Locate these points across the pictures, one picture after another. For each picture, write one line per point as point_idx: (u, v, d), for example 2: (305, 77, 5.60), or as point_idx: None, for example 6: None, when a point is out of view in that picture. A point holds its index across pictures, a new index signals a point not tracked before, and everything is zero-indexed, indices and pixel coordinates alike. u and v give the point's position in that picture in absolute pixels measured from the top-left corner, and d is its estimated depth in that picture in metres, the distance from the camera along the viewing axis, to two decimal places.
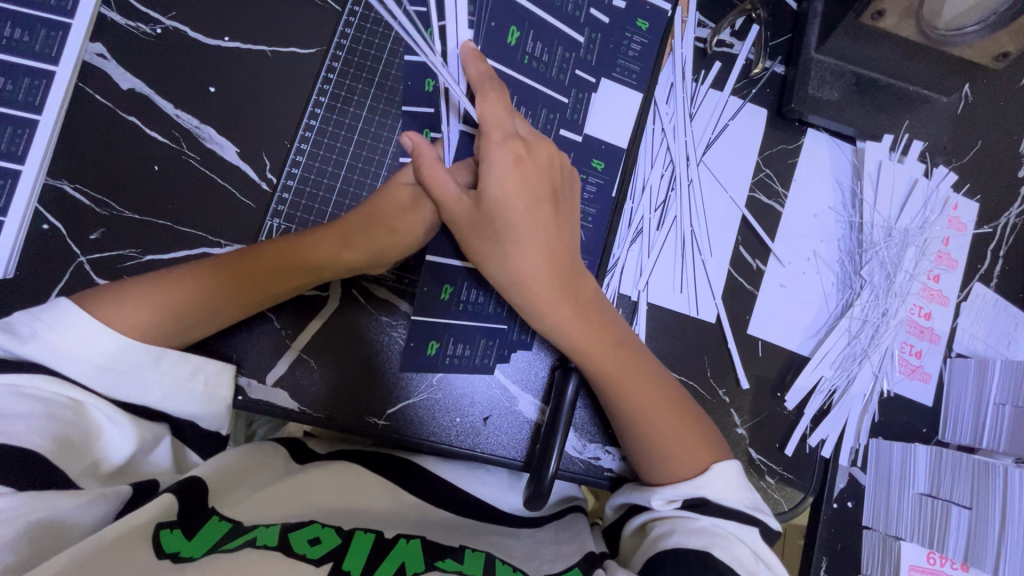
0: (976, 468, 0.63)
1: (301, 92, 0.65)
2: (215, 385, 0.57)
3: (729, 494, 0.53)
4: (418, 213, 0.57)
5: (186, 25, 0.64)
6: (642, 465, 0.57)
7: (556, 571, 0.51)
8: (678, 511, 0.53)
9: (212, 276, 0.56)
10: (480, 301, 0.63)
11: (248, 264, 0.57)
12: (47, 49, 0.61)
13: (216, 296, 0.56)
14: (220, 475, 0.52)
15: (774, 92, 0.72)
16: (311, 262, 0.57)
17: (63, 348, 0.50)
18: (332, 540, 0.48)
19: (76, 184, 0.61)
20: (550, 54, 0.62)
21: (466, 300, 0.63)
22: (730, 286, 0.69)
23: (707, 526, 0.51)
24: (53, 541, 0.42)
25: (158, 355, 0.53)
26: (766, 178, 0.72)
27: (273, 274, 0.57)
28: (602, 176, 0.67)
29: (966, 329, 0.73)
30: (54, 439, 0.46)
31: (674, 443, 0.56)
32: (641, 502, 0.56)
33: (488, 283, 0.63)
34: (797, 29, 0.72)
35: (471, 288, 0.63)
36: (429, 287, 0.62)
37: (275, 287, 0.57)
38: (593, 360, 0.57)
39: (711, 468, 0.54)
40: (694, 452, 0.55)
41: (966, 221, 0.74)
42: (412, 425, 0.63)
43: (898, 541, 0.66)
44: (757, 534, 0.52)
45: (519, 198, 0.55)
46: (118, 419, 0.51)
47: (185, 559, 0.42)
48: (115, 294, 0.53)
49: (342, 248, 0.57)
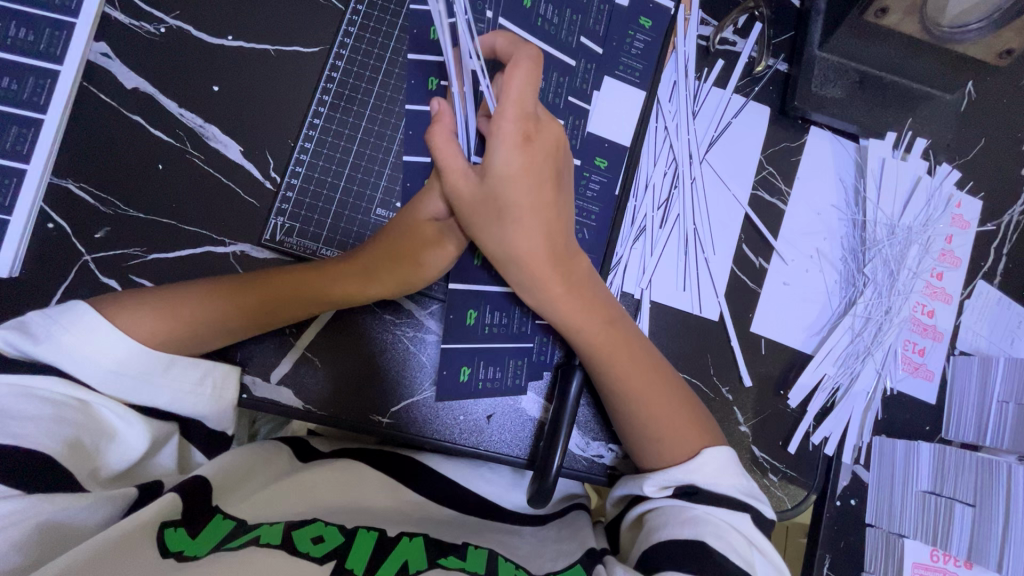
0: (979, 466, 0.63)
1: (304, 91, 0.65)
2: (222, 389, 0.57)
3: (722, 480, 0.53)
4: (448, 249, 0.57)
5: (190, 24, 0.64)
6: (635, 449, 0.59)
7: (558, 569, 0.51)
8: (671, 499, 0.53)
9: (226, 296, 0.56)
10: (503, 323, 0.63)
11: (269, 286, 0.57)
12: (52, 49, 0.61)
13: (234, 317, 0.56)
14: (224, 473, 0.52)
15: (778, 90, 0.72)
16: (333, 296, 0.57)
17: (75, 349, 0.50)
18: (334, 538, 0.48)
19: (81, 183, 0.61)
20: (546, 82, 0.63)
21: (490, 324, 0.63)
22: (733, 284, 0.70)
23: (700, 514, 0.51)
24: (60, 543, 0.42)
25: (170, 361, 0.54)
26: (769, 176, 0.72)
27: (296, 300, 0.57)
28: (605, 174, 0.67)
29: (970, 327, 0.73)
30: (65, 441, 0.46)
31: (660, 423, 0.57)
32: (636, 492, 0.56)
33: (512, 304, 0.63)
34: (801, 27, 0.72)
35: (495, 312, 0.63)
36: (455, 314, 0.62)
37: (295, 312, 0.58)
38: (590, 339, 0.58)
39: (700, 453, 0.54)
40: (684, 437, 0.56)
41: (969, 218, 0.74)
42: (415, 423, 0.63)
43: (901, 539, 0.66)
44: (747, 520, 0.52)
45: (522, 177, 0.53)
46: (129, 419, 0.51)
47: (190, 558, 0.42)
48: (134, 303, 0.54)
49: (368, 284, 0.57)
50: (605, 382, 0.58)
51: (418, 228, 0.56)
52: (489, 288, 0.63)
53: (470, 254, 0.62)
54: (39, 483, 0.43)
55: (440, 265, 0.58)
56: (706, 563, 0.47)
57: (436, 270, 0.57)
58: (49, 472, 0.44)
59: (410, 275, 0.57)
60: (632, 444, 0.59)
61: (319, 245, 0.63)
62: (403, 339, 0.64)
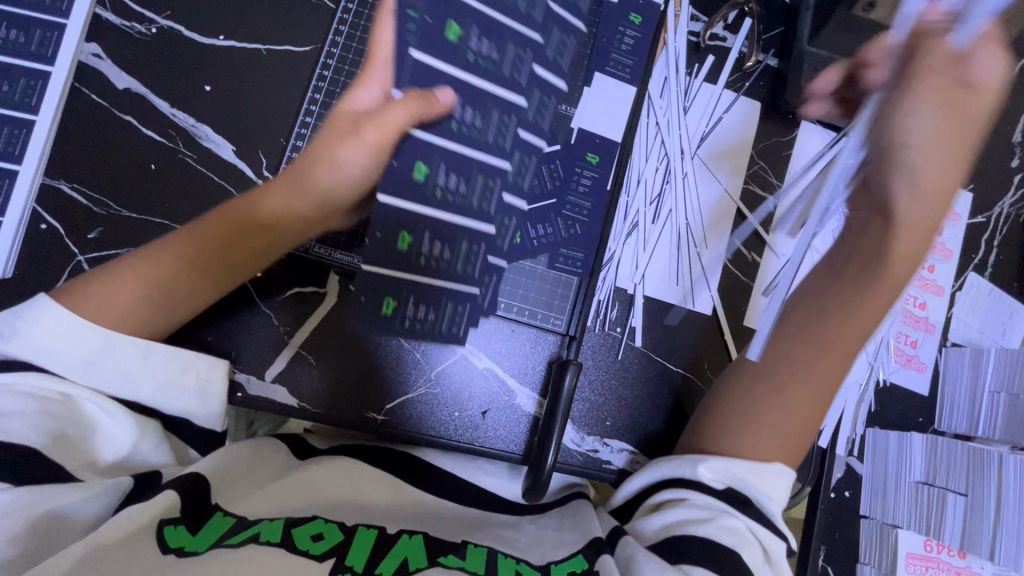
0: (971, 456, 0.63)
1: (296, 90, 0.65)
2: (208, 380, 0.54)
3: (772, 495, 0.52)
4: (366, 139, 0.54)
5: (181, 24, 0.64)
6: (728, 423, 0.55)
7: (560, 558, 0.50)
8: (720, 498, 0.51)
9: (169, 253, 0.53)
10: (429, 318, 0.54)
11: (206, 222, 0.55)
12: (42, 49, 0.61)
13: (195, 280, 0.54)
14: (221, 471, 0.51)
15: (767, 86, 0.73)
16: (262, 219, 0.56)
17: (48, 342, 0.48)
18: (334, 535, 0.47)
19: (73, 184, 0.61)
20: (499, 51, 0.52)
21: (411, 316, 0.53)
22: (727, 278, 0.70)
23: (744, 530, 0.50)
24: (52, 534, 0.41)
25: (146, 349, 0.51)
26: (760, 170, 0.72)
27: (250, 235, 0.55)
28: (597, 170, 0.68)
29: (961, 318, 0.74)
30: (50, 436, 0.45)
31: (796, 414, 0.54)
32: (685, 473, 0.53)
33: (439, 297, 0.54)
34: (790, 23, 0.73)
35: (419, 304, 0.53)
36: (368, 298, 0.53)
37: (240, 261, 0.56)
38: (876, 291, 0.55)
39: (773, 466, 0.52)
40: (787, 442, 0.54)
41: (960, 211, 0.74)
42: (412, 420, 0.64)
43: (895, 530, 0.66)
44: (779, 546, 0.51)
45: (950, 167, 0.53)
46: (114, 411, 0.49)
47: (191, 554, 0.42)
48: (92, 286, 0.51)
49: (294, 197, 0.56)
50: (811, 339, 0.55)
51: (341, 123, 0.58)
52: (430, 211, 0.51)
53: (410, 168, 0.51)
54: (29, 476, 0.43)
55: (361, 159, 0.55)
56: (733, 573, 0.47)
57: (354, 166, 0.55)
58: (36, 466, 0.43)
59: (324, 172, 0.56)
60: (732, 412, 0.55)
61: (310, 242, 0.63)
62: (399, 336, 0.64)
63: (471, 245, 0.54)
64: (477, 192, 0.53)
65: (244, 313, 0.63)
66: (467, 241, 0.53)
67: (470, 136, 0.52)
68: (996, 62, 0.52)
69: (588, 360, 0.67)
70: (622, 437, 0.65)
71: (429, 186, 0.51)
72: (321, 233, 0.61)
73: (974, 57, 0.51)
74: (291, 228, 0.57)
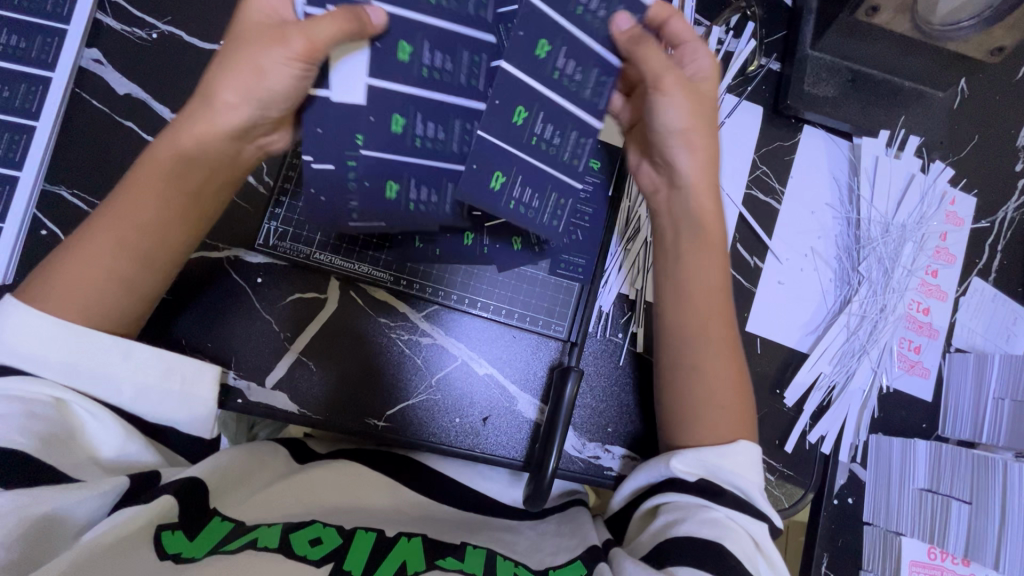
0: (975, 462, 0.63)
1: None
2: (195, 383, 0.51)
3: (748, 476, 0.52)
4: (290, 57, 0.47)
5: (181, 29, 0.64)
6: (676, 417, 0.57)
7: (558, 564, 0.49)
8: (693, 497, 0.51)
9: (115, 230, 0.50)
10: (533, 204, 0.53)
11: (130, 186, 0.51)
12: (43, 56, 0.61)
13: (145, 238, 0.51)
14: (220, 475, 0.50)
15: (770, 90, 0.72)
16: (189, 150, 0.51)
17: (28, 348, 0.46)
18: (332, 540, 0.47)
19: (73, 189, 0.61)
20: (582, 75, 0.51)
21: (487, 248, 0.62)
22: (729, 284, 0.69)
23: (721, 518, 0.49)
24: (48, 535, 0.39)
25: (127, 348, 0.49)
26: (763, 175, 0.72)
27: (181, 171, 0.52)
28: (599, 176, 0.67)
29: (965, 324, 0.73)
30: (39, 438, 0.42)
31: (721, 385, 0.56)
32: (662, 471, 0.54)
33: (541, 181, 0.53)
34: (793, 26, 0.72)
35: (524, 187, 0.52)
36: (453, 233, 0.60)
37: (178, 201, 0.52)
38: (708, 265, 0.58)
39: (738, 442, 0.53)
40: (735, 413, 0.55)
41: (963, 216, 0.74)
42: (413, 425, 0.64)
43: (898, 537, 0.66)
44: (763, 527, 0.50)
45: (713, 161, 0.58)
46: (102, 415, 0.47)
47: (189, 561, 0.41)
48: (44, 284, 0.48)
49: (214, 120, 0.51)
50: (690, 320, 0.58)
51: (256, 30, 0.49)
52: (549, 92, 0.50)
53: (531, 43, 0.48)
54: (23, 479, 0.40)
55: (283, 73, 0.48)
56: (718, 565, 0.45)
57: (282, 75, 0.48)
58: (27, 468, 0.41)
59: (253, 84, 0.49)
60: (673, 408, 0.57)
61: (310, 248, 0.63)
62: (400, 342, 0.65)
63: (581, 137, 0.52)
64: (464, 69, 0.50)
65: (245, 319, 0.62)
66: (576, 130, 0.52)
67: (568, 88, 0.51)
68: (706, 55, 0.57)
69: (589, 366, 0.66)
70: (624, 444, 0.65)
71: (414, 67, 0.49)
72: (250, 150, 0.55)
73: (687, 59, 0.57)
74: (221, 151, 0.53)
